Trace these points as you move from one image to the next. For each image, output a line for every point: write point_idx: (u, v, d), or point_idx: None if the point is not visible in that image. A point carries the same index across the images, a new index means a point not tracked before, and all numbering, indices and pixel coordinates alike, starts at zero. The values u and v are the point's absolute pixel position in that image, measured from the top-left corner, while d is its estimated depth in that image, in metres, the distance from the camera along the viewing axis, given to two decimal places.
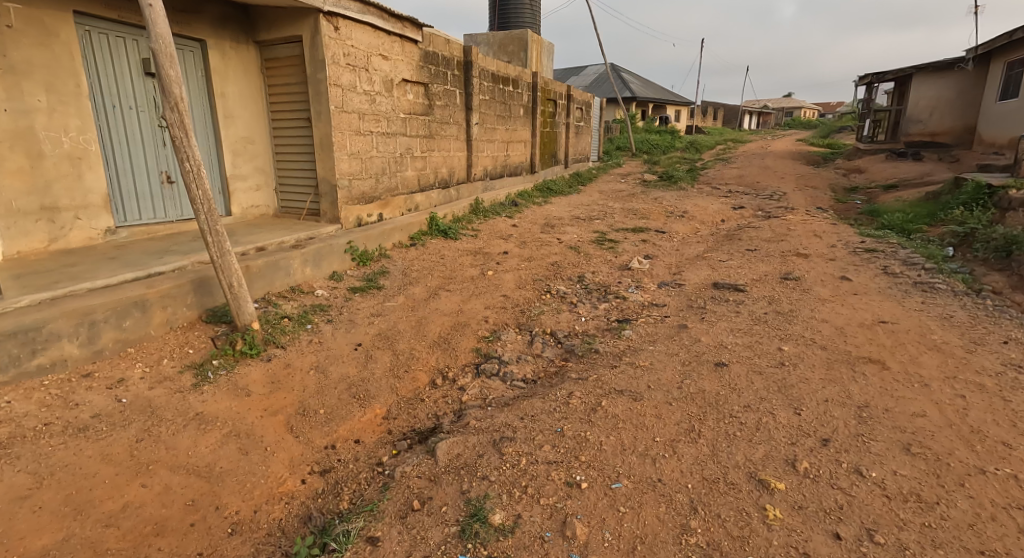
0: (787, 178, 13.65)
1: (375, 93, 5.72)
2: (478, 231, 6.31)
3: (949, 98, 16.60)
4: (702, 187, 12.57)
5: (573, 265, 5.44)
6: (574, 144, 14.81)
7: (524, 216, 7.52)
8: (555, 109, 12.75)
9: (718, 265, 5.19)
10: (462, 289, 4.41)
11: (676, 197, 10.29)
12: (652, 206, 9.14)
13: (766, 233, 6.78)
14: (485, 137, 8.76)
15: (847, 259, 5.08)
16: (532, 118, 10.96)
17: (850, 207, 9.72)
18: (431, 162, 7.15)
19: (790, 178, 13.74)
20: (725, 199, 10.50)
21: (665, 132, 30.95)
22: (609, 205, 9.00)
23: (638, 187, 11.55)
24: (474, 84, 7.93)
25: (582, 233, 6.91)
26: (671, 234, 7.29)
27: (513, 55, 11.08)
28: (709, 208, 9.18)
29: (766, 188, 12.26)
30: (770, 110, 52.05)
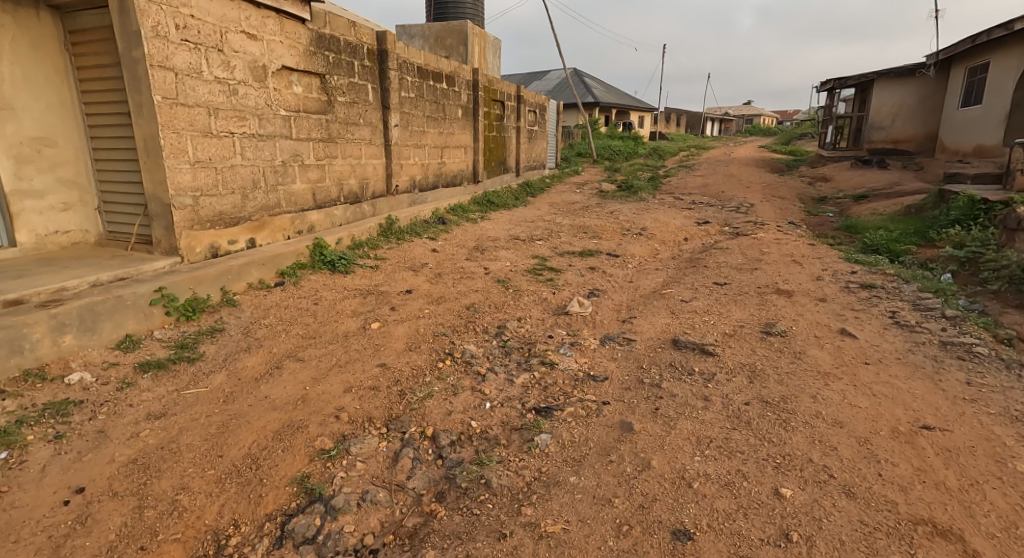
0: (752, 188, 12.82)
1: (236, 83, 4.38)
2: (383, 260, 5.02)
3: (910, 105, 16.11)
4: (663, 198, 11.59)
5: (496, 308, 4.23)
6: (527, 150, 13.69)
7: (451, 237, 6.27)
8: (502, 112, 11.59)
9: (677, 308, 4.06)
10: (322, 355, 3.12)
11: (632, 210, 9.22)
12: (606, 221, 8.02)
13: (734, 258, 5.73)
14: (411, 142, 7.51)
15: (838, 299, 4.01)
16: (474, 121, 9.74)
17: (823, 222, 8.80)
18: (333, 172, 5.85)
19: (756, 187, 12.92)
20: (687, 212, 9.49)
21: (628, 138, 30.26)
22: (555, 220, 7.87)
23: (593, 199, 10.47)
24: (392, 79, 6.67)
25: (518, 259, 5.70)
26: (625, 258, 6.17)
27: (451, 50, 10.00)
28: (670, 223, 8.13)
29: (730, 199, 11.35)
30: (730, 117, 52.36)
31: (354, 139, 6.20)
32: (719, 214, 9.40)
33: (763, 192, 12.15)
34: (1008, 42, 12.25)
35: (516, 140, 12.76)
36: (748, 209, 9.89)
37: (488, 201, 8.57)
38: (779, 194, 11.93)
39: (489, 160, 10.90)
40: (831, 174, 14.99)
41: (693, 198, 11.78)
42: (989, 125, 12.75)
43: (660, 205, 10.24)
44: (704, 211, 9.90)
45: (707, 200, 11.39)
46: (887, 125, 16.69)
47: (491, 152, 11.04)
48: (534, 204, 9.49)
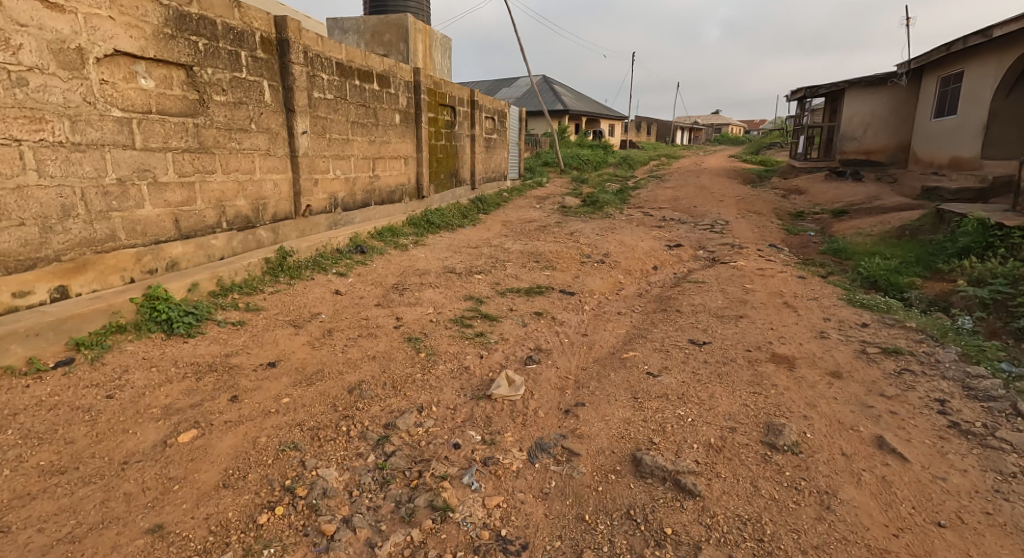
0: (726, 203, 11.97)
1: (24, 71, 3.14)
2: (256, 311, 3.79)
3: (882, 115, 15.21)
4: (630, 214, 10.59)
5: (391, 389, 3.07)
6: (484, 160, 12.60)
7: (366, 276, 5.07)
8: (452, 118, 10.47)
9: (639, 391, 2.96)
10: (52, 514, 1.89)
11: (593, 229, 8.17)
12: (562, 246, 6.92)
13: (710, 299, 4.70)
14: (326, 153, 6.35)
15: (856, 375, 2.95)
16: (413, 128, 8.70)
17: (806, 243, 7.88)
18: (209, 193, 4.61)
19: (729, 202, 12.09)
20: (655, 232, 8.50)
21: (598, 147, 29.48)
22: (502, 245, 6.74)
23: (552, 216, 9.39)
24: (297, 74, 5.54)
25: (446, 305, 4.55)
26: (580, 297, 5.09)
27: (390, 47, 8.97)
28: (635, 247, 7.09)
29: (702, 215, 10.41)
30: (700, 126, 52.35)
31: (242, 150, 4.99)
32: (691, 235, 8.43)
33: (738, 207, 11.28)
34: (983, 50, 11.57)
35: (471, 149, 11.65)
36: (722, 228, 8.94)
37: (428, 221, 7.40)
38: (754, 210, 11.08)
39: (436, 173, 9.75)
40: (805, 187, 14.32)
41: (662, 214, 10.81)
42: (965, 138, 11.93)
43: (626, 224, 9.22)
44: (675, 230, 8.92)
45: (678, 217, 10.43)
46: (859, 134, 15.69)
47: (439, 164, 9.89)
48: (483, 224, 8.37)
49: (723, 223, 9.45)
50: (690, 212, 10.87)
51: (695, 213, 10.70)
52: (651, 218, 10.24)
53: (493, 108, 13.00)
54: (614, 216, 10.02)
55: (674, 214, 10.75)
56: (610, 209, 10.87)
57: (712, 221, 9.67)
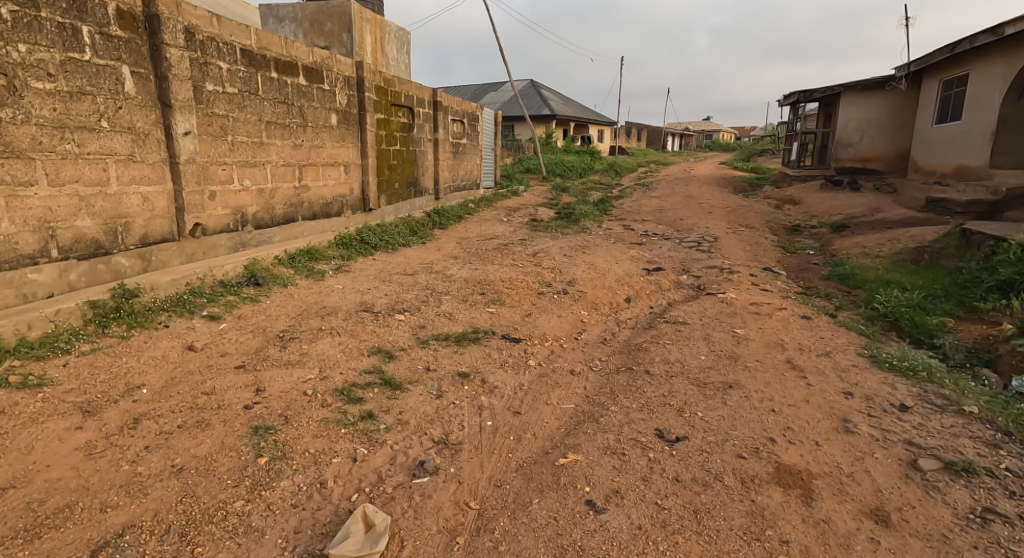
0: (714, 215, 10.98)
1: None
2: (35, 389, 2.64)
3: (880, 120, 14.17)
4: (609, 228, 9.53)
5: (174, 535, 1.93)
6: (451, 167, 11.50)
7: (248, 319, 3.93)
8: (409, 120, 9.39)
9: (563, 547, 1.85)
10: None
11: (561, 248, 7.08)
12: (519, 270, 5.79)
13: (688, 352, 3.62)
14: (226, 159, 5.27)
15: (911, 519, 1.86)
16: (356, 131, 7.60)
17: (806, 265, 6.82)
18: (25, 211, 3.58)
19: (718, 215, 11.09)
20: (633, 251, 7.44)
21: (585, 153, 28.55)
22: (446, 270, 5.62)
23: (518, 232, 8.27)
24: (172, 59, 4.48)
25: (339, 363, 3.42)
26: (526, 346, 3.98)
27: (331, 38, 7.91)
28: (606, 272, 6.01)
29: (688, 230, 9.35)
30: (691, 133, 51.68)
31: (85, 154, 3.94)
32: (673, 255, 7.38)
33: (728, 220, 10.27)
34: (989, 49, 10.59)
35: (434, 156, 10.56)
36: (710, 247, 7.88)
37: (360, 240, 6.25)
38: (746, 224, 10.06)
39: (388, 182, 8.63)
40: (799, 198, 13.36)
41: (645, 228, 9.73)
42: (970, 144, 10.88)
43: (601, 240, 8.13)
44: (656, 248, 7.86)
45: (661, 232, 9.36)
46: (854, 141, 14.68)
47: (392, 171, 8.77)
48: (434, 242, 7.24)
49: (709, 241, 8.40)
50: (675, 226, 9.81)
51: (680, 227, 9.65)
52: (632, 233, 9.16)
53: (462, 110, 11.93)
54: (589, 231, 8.93)
55: (658, 228, 9.68)
56: (586, 222, 9.77)
57: (699, 237, 8.62)
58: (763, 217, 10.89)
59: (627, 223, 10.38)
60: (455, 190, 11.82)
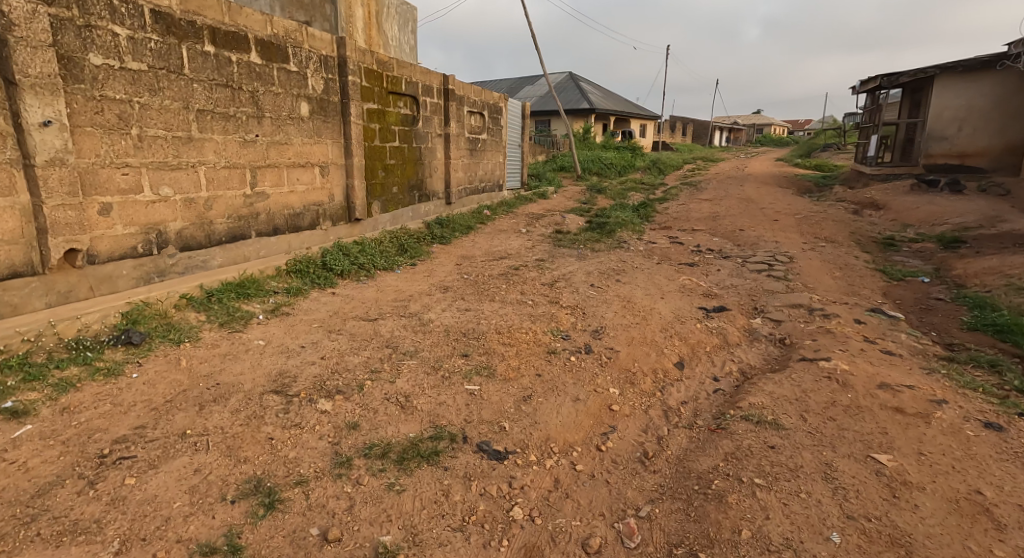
0: (778, 227, 9.14)
1: None
2: None
3: (983, 108, 11.90)
4: (648, 242, 7.89)
5: None
6: (465, 167, 10.05)
7: (77, 414, 2.49)
8: (410, 111, 7.96)
9: None
10: None
11: (587, 274, 5.49)
12: (525, 314, 4.25)
13: (796, 514, 2.00)
14: (128, 160, 3.91)
15: None
16: (335, 124, 6.20)
17: (924, 301, 5.02)
18: None
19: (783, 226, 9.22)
20: (682, 278, 5.79)
21: (625, 149, 26.66)
22: (425, 312, 4.13)
23: (537, 248, 6.73)
24: (16, 15, 3.15)
25: (168, 523, 1.94)
26: (514, 470, 2.44)
27: (311, 10, 6.53)
28: (645, 315, 4.39)
29: (749, 247, 7.59)
30: (740, 127, 48.81)
31: None
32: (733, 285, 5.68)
33: (797, 233, 8.43)
34: None
35: (444, 154, 9.14)
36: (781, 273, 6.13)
37: (322, 265, 4.83)
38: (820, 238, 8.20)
39: (380, 186, 7.24)
40: (881, 203, 11.26)
41: (695, 243, 8.02)
42: None
43: (640, 261, 6.51)
44: (711, 273, 6.17)
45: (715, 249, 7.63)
46: (949, 133, 12.40)
47: (386, 172, 7.38)
48: (426, 264, 5.78)
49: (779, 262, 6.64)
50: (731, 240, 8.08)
51: (738, 242, 7.90)
52: (678, 250, 7.47)
53: (480, 102, 10.46)
54: (625, 248, 7.30)
55: (711, 243, 7.95)
56: (621, 234, 8.16)
57: (765, 257, 6.87)
58: (840, 229, 8.98)
59: (671, 235, 8.68)
60: (470, 193, 10.38)
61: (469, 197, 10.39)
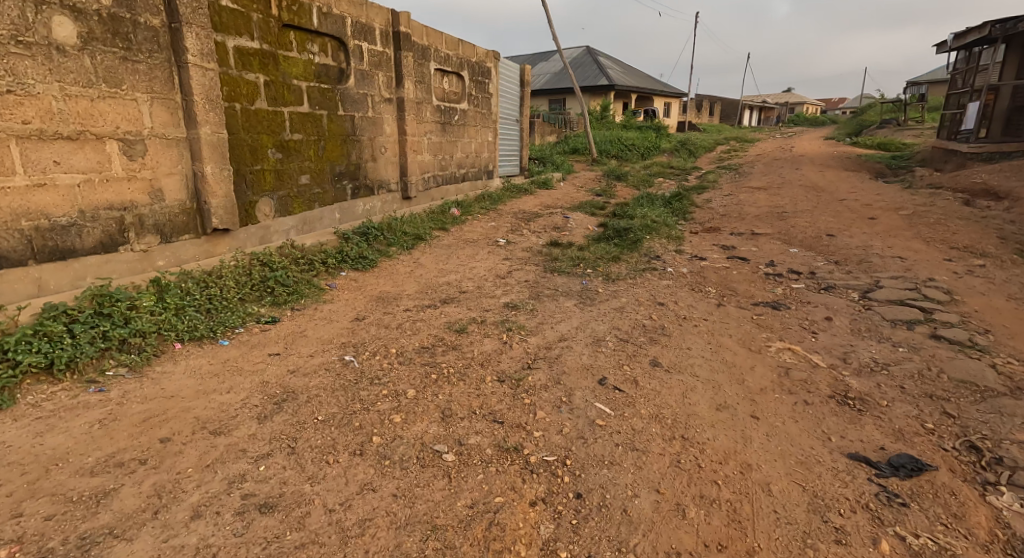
0: (875, 234, 6.36)
1: None
2: None
3: None
4: (690, 264, 5.24)
5: None
6: (430, 149, 7.40)
7: None
8: (330, 62, 5.29)
9: None
10: None
11: (593, 353, 2.84)
12: (419, 533, 1.62)
13: None
14: None
15: None
16: (154, 67, 3.50)
17: None
18: None
19: (880, 233, 6.44)
20: (772, 356, 3.08)
21: (648, 129, 23.72)
22: (128, 536, 1.55)
23: (513, 281, 4.11)
24: None
25: None
26: None
27: None
28: (740, 525, 1.71)
29: (853, 276, 4.81)
30: (771, 105, 45.35)
31: None
32: (874, 371, 2.96)
33: (915, 248, 5.65)
34: None
35: (393, 130, 6.49)
36: (947, 335, 3.39)
37: None
38: (952, 254, 5.41)
39: (270, 176, 4.60)
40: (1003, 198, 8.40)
41: (761, 265, 5.30)
42: None
43: (685, 308, 3.82)
44: (815, 338, 3.47)
45: (797, 277, 4.89)
46: None
47: (283, 153, 4.72)
48: (297, 321, 3.16)
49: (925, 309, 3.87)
50: (817, 262, 5.34)
51: (830, 266, 5.15)
52: (741, 279, 4.77)
53: (449, 61, 7.77)
54: (658, 277, 4.63)
55: (788, 267, 5.21)
56: (648, 252, 5.50)
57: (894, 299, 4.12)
58: (968, 237, 6.18)
59: (722, 250, 5.96)
60: (438, 184, 7.73)
61: (437, 188, 7.72)
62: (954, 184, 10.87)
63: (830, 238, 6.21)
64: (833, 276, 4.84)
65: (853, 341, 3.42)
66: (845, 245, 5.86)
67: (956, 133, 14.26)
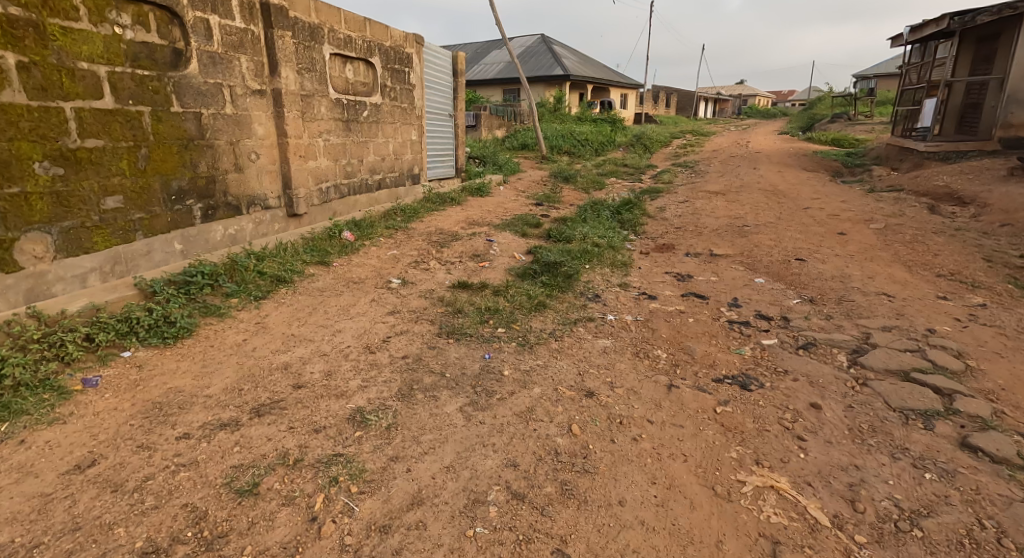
0: (847, 258, 5.46)
1: None
2: None
3: None
4: (632, 309, 4.19)
5: None
6: (322, 153, 6.08)
7: None
8: (155, 40, 3.94)
9: None
10: None
11: (456, 548, 1.70)
12: None
13: None
14: None
15: None
16: None
17: None
18: None
19: (853, 256, 5.55)
20: (747, 509, 2.00)
21: (603, 122, 22.81)
22: None
23: (385, 358, 2.92)
24: None
25: None
26: None
27: None
28: None
29: (833, 328, 3.83)
30: (725, 98, 45.42)
31: None
32: (900, 537, 1.92)
33: (897, 279, 4.75)
34: None
35: (269, 131, 5.15)
36: (982, 446, 2.39)
37: None
38: (942, 289, 4.52)
39: (44, 201, 3.27)
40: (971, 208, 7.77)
41: (720, 307, 4.28)
42: None
43: (622, 402, 2.73)
44: (805, 453, 2.40)
45: (765, 329, 3.88)
46: None
47: (66, 166, 3.37)
48: None
49: (939, 390, 2.87)
50: (787, 304, 4.36)
51: (802, 311, 4.18)
52: (696, 335, 3.74)
53: (349, 45, 6.44)
54: (591, 340, 3.54)
55: (753, 312, 4.20)
56: (583, 293, 4.41)
57: (894, 370, 3.12)
58: (951, 261, 5.36)
59: (675, 283, 4.94)
60: (337, 196, 6.45)
61: (335, 200, 6.45)
62: (915, 187, 10.28)
63: (798, 265, 5.28)
64: (808, 326, 3.86)
65: (854, 457, 2.38)
66: (816, 276, 4.93)
67: (911, 130, 13.91)
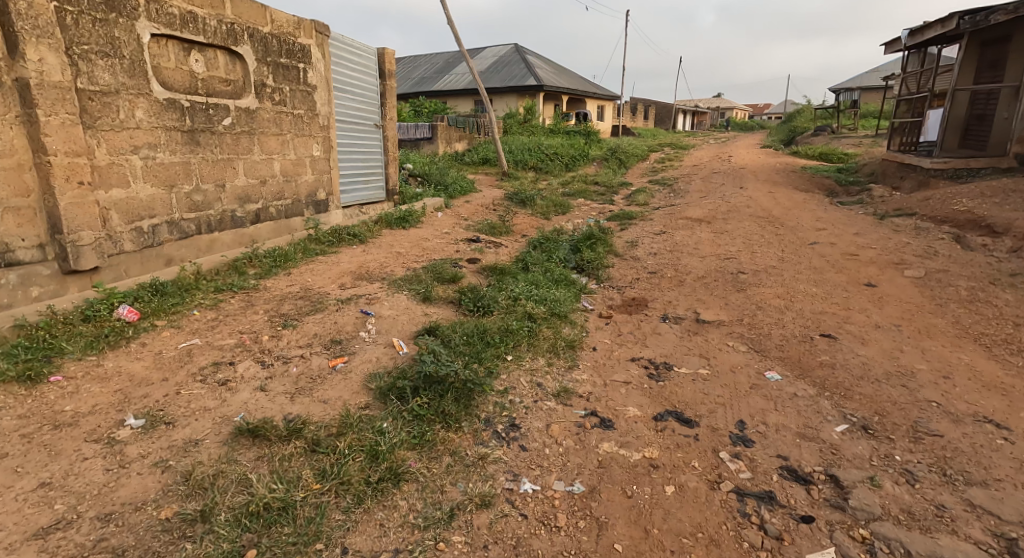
0: (894, 334, 3.76)
1: None
2: None
3: None
4: (566, 464, 2.42)
5: None
6: (140, 177, 4.22)
7: None
8: None
9: None
10: None
11: None
12: None
13: None
14: None
15: None
16: None
17: None
18: None
19: (899, 329, 3.85)
20: None
21: (577, 134, 21.27)
22: None
23: None
24: None
25: None
26: None
27: None
28: None
29: (928, 515, 2.10)
30: (705, 111, 44.57)
31: None
32: None
33: (986, 381, 3.05)
34: None
35: (12, 145, 3.37)
36: None
37: None
38: None
39: None
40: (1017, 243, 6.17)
41: (717, 453, 2.52)
42: None
43: None
44: None
45: (805, 515, 2.13)
46: None
47: None
48: None
49: None
50: (827, 440, 2.63)
51: (858, 460, 2.44)
52: (680, 543, 1.97)
53: (194, 25, 4.61)
54: None
55: (775, 465, 2.45)
56: (489, 425, 2.63)
57: None
58: None
59: (644, 389, 3.18)
60: (174, 236, 4.58)
61: (171, 242, 4.57)
62: (929, 210, 8.75)
63: (824, 350, 3.57)
64: (884, 511, 2.10)
65: None
66: (859, 374, 3.21)
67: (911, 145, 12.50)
